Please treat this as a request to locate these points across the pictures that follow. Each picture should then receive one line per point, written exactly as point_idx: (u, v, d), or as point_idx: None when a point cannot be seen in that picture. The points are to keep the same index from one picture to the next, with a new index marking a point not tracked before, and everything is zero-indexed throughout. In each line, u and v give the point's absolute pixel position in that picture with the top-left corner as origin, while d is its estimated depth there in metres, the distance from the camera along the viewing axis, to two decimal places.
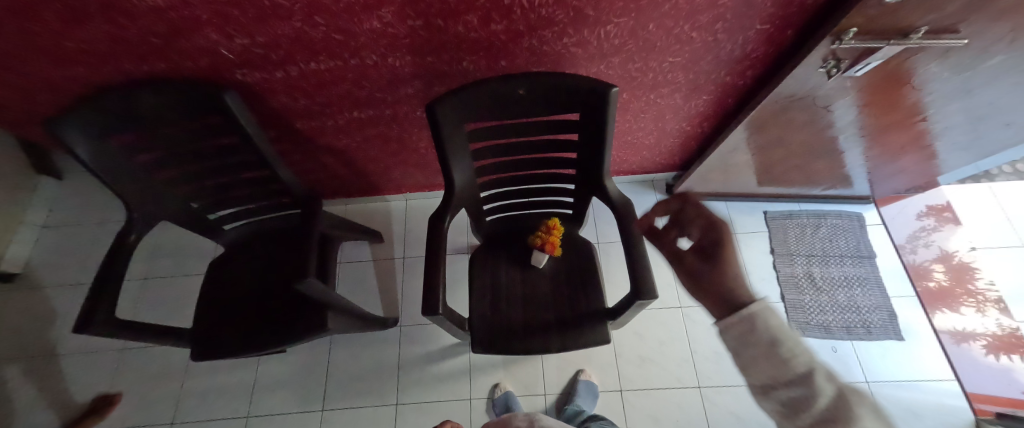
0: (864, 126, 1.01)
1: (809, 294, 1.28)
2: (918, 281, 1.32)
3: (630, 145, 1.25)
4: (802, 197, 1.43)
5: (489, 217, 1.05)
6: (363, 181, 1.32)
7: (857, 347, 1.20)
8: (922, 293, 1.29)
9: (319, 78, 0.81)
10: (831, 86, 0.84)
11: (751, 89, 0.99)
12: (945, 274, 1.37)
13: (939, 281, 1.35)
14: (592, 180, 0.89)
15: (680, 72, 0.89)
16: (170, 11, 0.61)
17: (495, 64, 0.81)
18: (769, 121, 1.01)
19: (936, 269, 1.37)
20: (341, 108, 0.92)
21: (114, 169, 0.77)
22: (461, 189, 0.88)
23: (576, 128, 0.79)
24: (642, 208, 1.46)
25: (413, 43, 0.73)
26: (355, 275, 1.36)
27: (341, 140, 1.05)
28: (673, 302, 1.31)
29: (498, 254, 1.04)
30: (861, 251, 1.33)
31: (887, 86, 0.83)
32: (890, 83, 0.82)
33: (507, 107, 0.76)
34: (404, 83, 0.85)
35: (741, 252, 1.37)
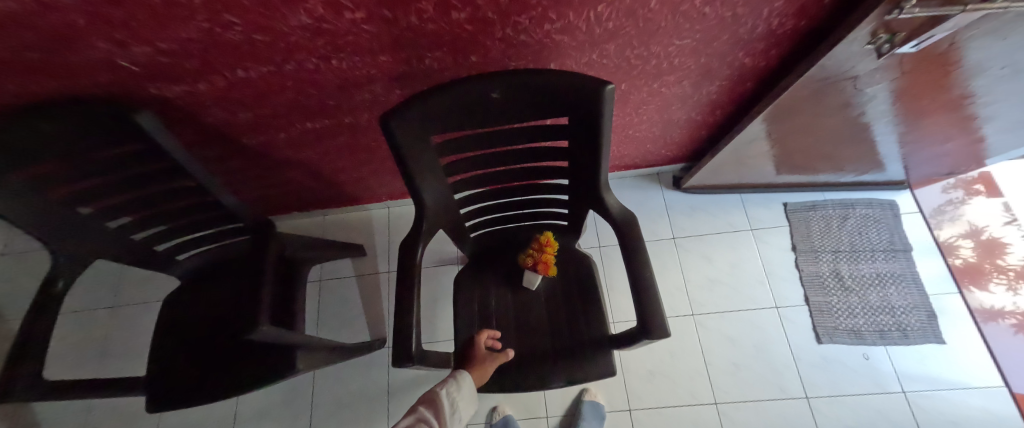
0: (909, 110, 0.86)
1: (836, 295, 1.15)
2: (947, 256, 1.19)
3: (632, 139, 1.10)
4: (826, 185, 1.28)
5: (474, 234, 0.93)
6: (337, 193, 1.20)
7: (891, 353, 1.09)
8: (956, 274, 1.16)
9: (256, 89, 0.67)
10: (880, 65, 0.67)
11: (776, 70, 0.83)
12: (974, 249, 1.22)
13: (967, 257, 1.20)
14: (587, 191, 0.76)
15: (690, 56, 0.74)
16: (32, 18, 0.47)
17: (464, 60, 0.67)
18: (796, 106, 0.86)
19: (964, 245, 1.22)
20: (291, 120, 0.79)
21: (28, 209, 0.65)
22: (434, 210, 0.75)
23: (564, 134, 0.65)
24: (646, 204, 1.32)
25: (359, 41, 0.59)
26: (338, 294, 1.26)
27: (301, 153, 0.92)
28: (685, 309, 1.19)
29: (485, 276, 0.92)
30: (895, 244, 1.19)
31: (947, 64, 0.67)
32: (951, 60, 0.67)
33: (478, 113, 0.62)
34: (359, 88, 0.71)
35: (758, 250, 1.24)
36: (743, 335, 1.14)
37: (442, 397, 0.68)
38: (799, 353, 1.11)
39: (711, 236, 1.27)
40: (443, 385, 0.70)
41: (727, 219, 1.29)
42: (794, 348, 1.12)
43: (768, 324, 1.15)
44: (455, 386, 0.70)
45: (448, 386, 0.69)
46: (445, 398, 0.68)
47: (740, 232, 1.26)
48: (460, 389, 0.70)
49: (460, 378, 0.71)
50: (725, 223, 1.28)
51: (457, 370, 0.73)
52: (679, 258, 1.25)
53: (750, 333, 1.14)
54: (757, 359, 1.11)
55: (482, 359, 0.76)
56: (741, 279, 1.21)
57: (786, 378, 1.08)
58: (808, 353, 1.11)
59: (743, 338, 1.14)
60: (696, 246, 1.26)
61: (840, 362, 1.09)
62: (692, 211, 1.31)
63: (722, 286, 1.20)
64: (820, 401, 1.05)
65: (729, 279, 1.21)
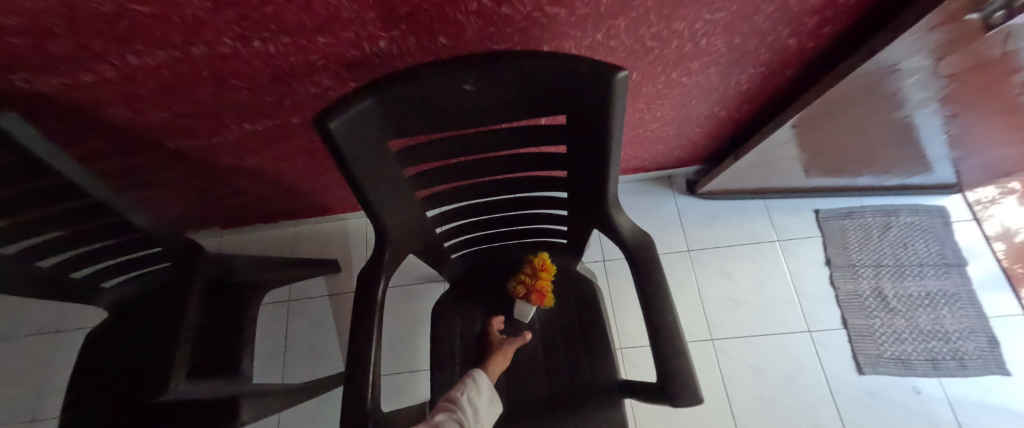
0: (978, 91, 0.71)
1: (879, 317, 1.00)
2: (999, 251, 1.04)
3: (642, 139, 0.95)
4: (863, 190, 1.12)
5: (456, 255, 0.78)
6: (304, 203, 1.05)
7: (945, 386, 0.93)
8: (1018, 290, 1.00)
9: (163, 82, 0.52)
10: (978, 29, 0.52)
11: (827, 52, 0.66)
12: (1008, 252, 1.04)
13: (1004, 258, 1.03)
14: (591, 209, 0.60)
15: (721, 36, 0.58)
16: None
17: (430, 42, 0.51)
18: (848, 92, 0.70)
19: (997, 246, 1.05)
20: (224, 121, 0.63)
21: None
22: (400, 233, 0.60)
23: (561, 138, 0.49)
24: (657, 212, 1.17)
25: (281, 15, 0.43)
26: (308, 317, 1.11)
27: (248, 159, 0.77)
28: (703, 334, 1.03)
29: (469, 306, 0.76)
30: (946, 257, 1.03)
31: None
32: None
33: (449, 112, 0.45)
34: (299, 79, 0.56)
35: (787, 265, 1.08)
36: (772, 364, 0.99)
37: (463, 400, 0.55)
38: (838, 386, 0.96)
39: (732, 248, 1.11)
40: (459, 390, 0.57)
41: (750, 228, 1.13)
42: (831, 379, 0.96)
43: (801, 351, 0.99)
44: (477, 382, 0.58)
45: (468, 385, 0.57)
46: (467, 401, 0.55)
47: (764, 244, 1.11)
48: (483, 385, 0.58)
49: (480, 374, 0.59)
50: (748, 233, 1.12)
51: (473, 368, 0.60)
52: (695, 274, 1.10)
53: (779, 362, 0.99)
54: (789, 394, 0.96)
55: (500, 344, 0.67)
56: (767, 299, 1.05)
57: (823, 416, 0.93)
58: (848, 386, 0.95)
59: (771, 368, 0.99)
60: (714, 260, 1.11)
61: (886, 397, 0.94)
62: (709, 220, 1.15)
63: (746, 306, 1.05)
64: None
65: (753, 299, 1.06)
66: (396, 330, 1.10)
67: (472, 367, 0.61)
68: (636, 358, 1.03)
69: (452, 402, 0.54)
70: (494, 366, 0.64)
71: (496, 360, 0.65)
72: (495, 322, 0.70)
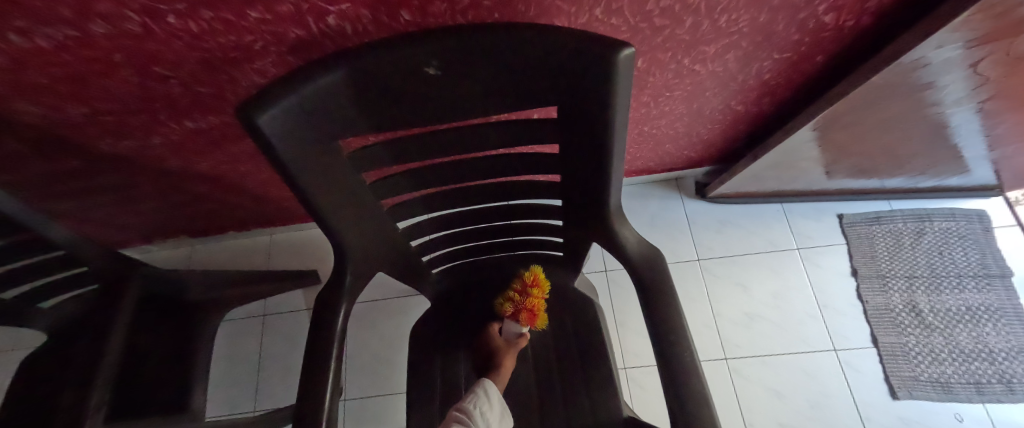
0: None
1: (914, 335, 0.90)
2: None
3: (647, 137, 0.85)
4: (892, 192, 1.02)
5: (438, 269, 0.69)
6: (276, 209, 0.96)
7: (991, 413, 0.83)
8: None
9: (66, 70, 0.43)
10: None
11: (866, 31, 0.56)
12: None
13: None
14: (589, 219, 0.50)
15: (742, 12, 0.49)
16: None
17: (390, 18, 0.42)
18: (894, 80, 0.59)
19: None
20: (159, 117, 0.54)
21: None
22: (361, 249, 0.50)
23: (550, 135, 0.39)
24: (664, 218, 1.07)
25: None
26: (284, 332, 1.02)
27: (202, 163, 0.69)
28: (717, 353, 0.93)
29: (452, 327, 0.67)
30: (987, 267, 0.93)
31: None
32: None
33: (407, 103, 0.34)
34: (239, 66, 0.47)
35: (808, 275, 0.98)
36: (794, 388, 0.89)
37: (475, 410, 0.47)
38: (868, 413, 0.85)
39: (748, 258, 1.01)
40: (467, 401, 0.49)
41: (767, 235, 1.03)
42: (861, 405, 0.86)
43: (826, 373, 0.89)
44: (486, 391, 0.51)
45: (477, 395, 0.50)
46: (479, 412, 0.47)
47: (783, 252, 1.01)
48: (494, 392, 0.52)
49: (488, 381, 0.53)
50: (764, 241, 1.02)
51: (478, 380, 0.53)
52: (707, 286, 1.00)
53: (803, 385, 0.89)
54: (815, 422, 0.86)
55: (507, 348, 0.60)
56: (787, 314, 0.95)
57: None
58: (880, 414, 0.85)
59: (794, 392, 0.88)
60: (728, 270, 1.01)
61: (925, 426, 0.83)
62: (721, 226, 1.05)
63: (764, 322, 0.95)
64: None
65: (773, 314, 0.96)
66: (380, 347, 1.01)
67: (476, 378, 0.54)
68: (642, 379, 0.93)
69: (463, 415, 0.46)
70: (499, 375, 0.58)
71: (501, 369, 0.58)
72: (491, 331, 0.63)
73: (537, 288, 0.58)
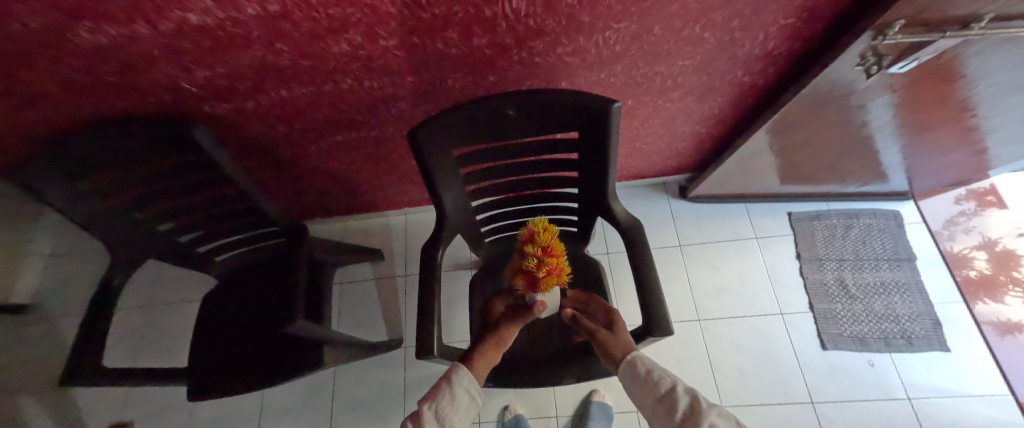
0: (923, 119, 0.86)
1: (841, 303, 1.18)
2: (956, 270, 1.22)
3: (639, 150, 1.16)
4: (830, 196, 1.31)
5: (488, 239, 0.99)
6: (358, 200, 1.27)
7: (896, 361, 1.10)
8: (962, 284, 1.20)
9: (294, 106, 0.75)
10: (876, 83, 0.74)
11: (776, 85, 0.87)
12: (988, 262, 1.26)
13: (981, 269, 1.24)
14: (596, 200, 0.80)
15: (691, 75, 0.79)
16: (116, 49, 0.56)
17: (483, 80, 0.73)
18: (800, 120, 0.88)
19: (977, 257, 1.26)
20: (323, 132, 0.86)
21: (90, 212, 0.73)
22: (452, 216, 0.80)
23: (574, 147, 0.71)
24: (653, 213, 1.37)
25: (388, 64, 0.66)
26: (357, 296, 1.32)
27: (329, 163, 1.00)
28: (691, 315, 1.21)
29: (498, 279, 0.96)
30: (899, 253, 1.22)
31: (946, 79, 0.71)
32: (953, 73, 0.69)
33: (500, 126, 0.67)
34: (386, 103, 0.78)
35: (764, 259, 1.27)
36: (750, 342, 1.16)
37: (430, 410, 0.61)
38: (805, 360, 1.13)
39: (716, 245, 1.30)
40: (442, 386, 0.63)
41: (733, 228, 1.32)
42: (800, 354, 1.13)
43: (775, 331, 1.17)
44: (452, 389, 0.62)
45: (442, 395, 0.62)
46: (436, 412, 0.60)
47: (745, 241, 1.30)
48: (462, 385, 0.63)
49: (459, 378, 0.63)
50: (731, 232, 1.32)
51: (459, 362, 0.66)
52: (685, 266, 1.29)
53: (756, 339, 1.17)
54: (765, 367, 1.13)
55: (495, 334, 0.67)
56: (747, 287, 1.23)
57: (792, 385, 1.10)
58: (813, 360, 1.12)
59: (749, 345, 1.16)
60: (702, 254, 1.30)
61: (846, 369, 1.10)
62: (698, 220, 1.34)
63: (729, 293, 1.23)
64: (825, 407, 1.06)
65: (735, 286, 1.24)
66: None
67: (455, 363, 0.65)
68: None
69: (431, 399, 0.61)
70: (479, 364, 0.66)
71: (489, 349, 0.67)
72: (500, 299, 0.72)
73: (536, 248, 0.57)
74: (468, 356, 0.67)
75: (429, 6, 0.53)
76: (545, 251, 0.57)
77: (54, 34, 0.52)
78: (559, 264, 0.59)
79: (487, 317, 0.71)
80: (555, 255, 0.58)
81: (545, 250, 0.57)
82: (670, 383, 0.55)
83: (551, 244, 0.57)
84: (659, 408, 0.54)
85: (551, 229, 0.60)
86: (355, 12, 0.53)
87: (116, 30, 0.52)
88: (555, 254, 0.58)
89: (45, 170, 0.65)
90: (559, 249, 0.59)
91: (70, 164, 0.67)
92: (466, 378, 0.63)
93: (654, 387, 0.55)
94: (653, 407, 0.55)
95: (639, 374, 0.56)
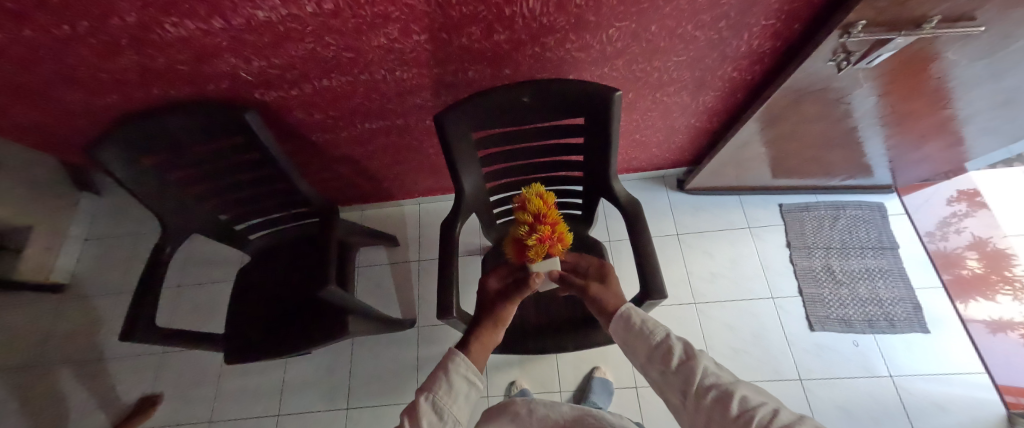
0: (900, 112, 0.95)
1: (827, 287, 1.26)
2: (947, 270, 1.29)
3: (639, 143, 1.24)
4: (819, 189, 1.40)
5: (500, 220, 1.07)
6: (376, 188, 1.36)
7: (879, 341, 1.17)
8: (949, 283, 1.26)
9: (331, 94, 0.85)
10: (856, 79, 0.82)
11: (763, 81, 0.96)
12: (979, 261, 1.36)
13: (972, 268, 1.34)
14: (599, 182, 0.89)
15: (685, 71, 0.89)
16: (193, 41, 0.66)
17: (500, 73, 0.83)
18: (787, 112, 0.97)
19: (969, 257, 1.37)
20: (354, 120, 0.96)
21: (147, 187, 0.83)
22: (470, 195, 0.88)
23: (580, 132, 0.80)
24: (652, 204, 1.45)
25: (418, 57, 0.76)
26: (373, 278, 1.41)
27: (354, 150, 1.10)
28: (687, 298, 1.29)
29: None
30: (883, 242, 1.31)
31: (914, 73, 0.79)
32: (922, 68, 0.78)
33: (515, 112, 0.76)
34: (412, 93, 0.88)
35: (756, 247, 1.35)
36: (742, 324, 1.24)
37: (427, 402, 0.51)
38: (794, 340, 1.20)
39: (712, 233, 1.39)
40: (438, 380, 0.52)
41: (728, 218, 1.41)
42: (789, 335, 1.21)
43: (766, 313, 1.25)
44: (449, 377, 0.53)
45: (438, 384, 0.52)
46: (433, 404, 0.51)
47: (739, 230, 1.38)
48: (461, 372, 0.53)
49: (457, 363, 0.54)
50: (725, 222, 1.40)
51: (452, 349, 0.56)
52: (682, 253, 1.37)
53: (749, 321, 1.24)
54: (756, 346, 1.20)
55: (494, 311, 0.61)
56: (740, 272, 1.32)
57: (782, 363, 1.17)
58: (802, 340, 1.20)
59: (742, 326, 1.24)
60: (698, 242, 1.38)
61: (832, 349, 1.18)
62: (695, 210, 1.43)
63: (722, 278, 1.32)
64: (812, 383, 1.13)
65: (728, 272, 1.32)
66: None
67: (449, 349, 0.56)
68: None
69: (428, 393, 0.51)
70: (477, 346, 0.58)
71: (489, 328, 0.60)
72: (494, 276, 0.65)
73: (528, 214, 0.56)
74: (464, 342, 0.58)
75: (458, 5, 0.63)
76: (537, 218, 0.56)
77: (146, 27, 0.62)
78: (554, 236, 0.57)
79: (482, 296, 0.64)
80: (549, 224, 0.56)
81: (537, 217, 0.56)
82: (664, 331, 0.52)
83: (544, 213, 0.56)
84: (654, 357, 0.51)
85: (549, 201, 0.59)
86: (395, 10, 0.63)
87: (195, 24, 0.62)
88: (549, 222, 0.56)
89: (120, 144, 0.75)
90: (555, 220, 0.57)
91: (139, 143, 0.77)
92: (464, 363, 0.55)
93: (648, 337, 0.52)
94: (646, 357, 0.52)
95: (633, 325, 0.55)
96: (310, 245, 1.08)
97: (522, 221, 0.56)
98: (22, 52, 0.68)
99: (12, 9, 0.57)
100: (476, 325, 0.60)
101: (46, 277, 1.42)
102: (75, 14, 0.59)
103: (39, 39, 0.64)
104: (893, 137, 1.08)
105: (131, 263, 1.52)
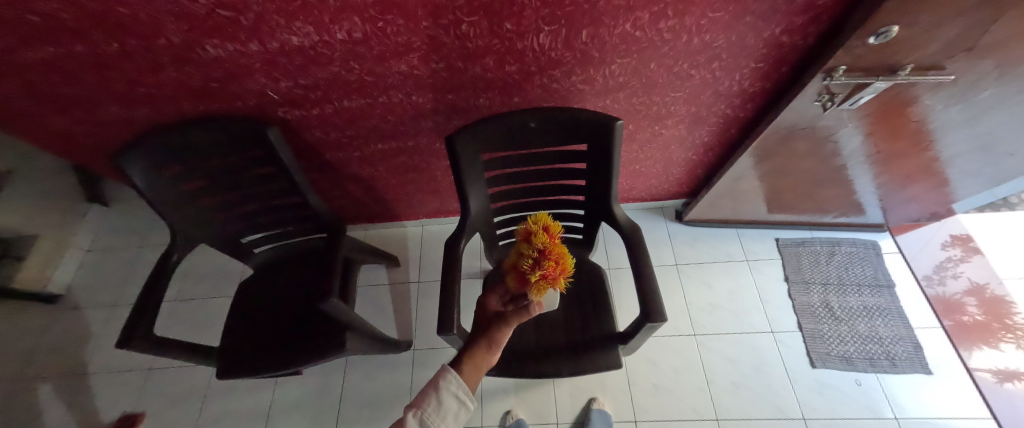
0: (888, 150, 1.00)
1: (827, 323, 1.26)
2: (948, 314, 1.30)
3: (639, 173, 1.29)
4: (814, 225, 1.44)
5: (503, 240, 1.08)
6: (382, 207, 1.39)
7: (882, 381, 1.15)
8: (951, 329, 1.26)
9: (349, 115, 0.90)
10: (846, 116, 0.86)
11: (754, 118, 1.02)
12: (979, 308, 1.37)
13: (973, 315, 1.34)
14: (601, 206, 0.92)
15: (682, 106, 0.95)
16: (228, 61, 0.71)
17: (509, 100, 0.88)
18: (777, 148, 1.02)
19: (969, 302, 1.37)
20: (368, 140, 1.01)
21: (163, 196, 0.85)
22: (476, 214, 0.90)
23: (584, 158, 0.84)
24: (652, 234, 1.48)
25: (433, 83, 0.81)
26: (372, 298, 1.40)
27: (365, 169, 1.15)
28: (687, 330, 1.28)
29: None
30: (879, 280, 1.33)
31: (894, 115, 0.85)
32: (910, 108, 0.82)
33: (522, 136, 0.81)
34: (424, 116, 0.93)
35: (755, 279, 1.36)
36: (743, 358, 1.22)
37: (414, 419, 0.50)
38: (796, 377, 1.18)
39: (710, 265, 1.40)
40: (429, 396, 0.52)
41: (727, 250, 1.43)
42: (790, 371, 1.19)
43: (766, 347, 1.24)
44: (440, 394, 0.52)
45: (428, 400, 0.52)
46: (421, 421, 0.50)
47: (737, 263, 1.40)
48: (451, 390, 0.52)
49: (448, 381, 0.53)
50: (724, 253, 1.42)
51: (445, 367, 0.54)
52: (682, 282, 1.38)
53: (750, 355, 1.23)
54: (758, 380, 1.18)
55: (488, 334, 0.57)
56: (739, 304, 1.32)
57: (784, 400, 1.15)
58: (804, 377, 1.18)
59: (742, 360, 1.22)
60: (696, 272, 1.39)
61: (834, 387, 1.16)
62: (693, 241, 1.46)
63: (722, 310, 1.31)
64: (816, 423, 1.10)
65: (728, 304, 1.32)
66: None
67: (443, 366, 0.54)
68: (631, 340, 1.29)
69: (418, 408, 0.51)
70: (470, 366, 0.56)
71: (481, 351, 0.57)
72: (495, 294, 0.61)
73: (532, 248, 0.52)
74: (455, 360, 0.57)
75: (475, 37, 0.69)
76: (541, 253, 0.52)
77: (188, 47, 0.68)
78: (559, 270, 0.53)
79: (480, 315, 0.61)
80: (553, 259, 0.52)
81: (541, 251, 0.52)
82: None
83: (550, 247, 0.52)
84: None
85: (555, 234, 0.55)
86: (417, 40, 0.69)
87: (234, 45, 0.68)
88: (553, 256, 0.52)
89: (143, 153, 0.79)
90: (561, 253, 0.53)
91: (162, 153, 0.81)
92: (456, 381, 0.53)
93: None
94: None
95: None
96: (315, 260, 1.09)
97: (526, 255, 0.52)
98: (72, 66, 0.73)
99: (71, 27, 0.63)
100: (467, 345, 0.58)
101: (43, 288, 1.42)
102: (126, 33, 0.64)
103: (89, 55, 0.70)
104: (883, 176, 1.13)
105: (129, 276, 1.51)
